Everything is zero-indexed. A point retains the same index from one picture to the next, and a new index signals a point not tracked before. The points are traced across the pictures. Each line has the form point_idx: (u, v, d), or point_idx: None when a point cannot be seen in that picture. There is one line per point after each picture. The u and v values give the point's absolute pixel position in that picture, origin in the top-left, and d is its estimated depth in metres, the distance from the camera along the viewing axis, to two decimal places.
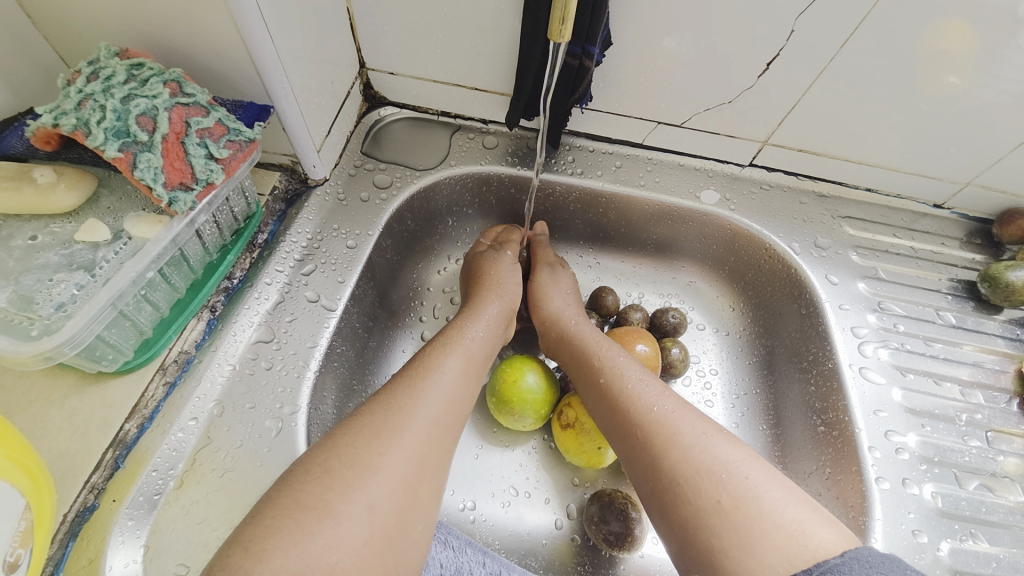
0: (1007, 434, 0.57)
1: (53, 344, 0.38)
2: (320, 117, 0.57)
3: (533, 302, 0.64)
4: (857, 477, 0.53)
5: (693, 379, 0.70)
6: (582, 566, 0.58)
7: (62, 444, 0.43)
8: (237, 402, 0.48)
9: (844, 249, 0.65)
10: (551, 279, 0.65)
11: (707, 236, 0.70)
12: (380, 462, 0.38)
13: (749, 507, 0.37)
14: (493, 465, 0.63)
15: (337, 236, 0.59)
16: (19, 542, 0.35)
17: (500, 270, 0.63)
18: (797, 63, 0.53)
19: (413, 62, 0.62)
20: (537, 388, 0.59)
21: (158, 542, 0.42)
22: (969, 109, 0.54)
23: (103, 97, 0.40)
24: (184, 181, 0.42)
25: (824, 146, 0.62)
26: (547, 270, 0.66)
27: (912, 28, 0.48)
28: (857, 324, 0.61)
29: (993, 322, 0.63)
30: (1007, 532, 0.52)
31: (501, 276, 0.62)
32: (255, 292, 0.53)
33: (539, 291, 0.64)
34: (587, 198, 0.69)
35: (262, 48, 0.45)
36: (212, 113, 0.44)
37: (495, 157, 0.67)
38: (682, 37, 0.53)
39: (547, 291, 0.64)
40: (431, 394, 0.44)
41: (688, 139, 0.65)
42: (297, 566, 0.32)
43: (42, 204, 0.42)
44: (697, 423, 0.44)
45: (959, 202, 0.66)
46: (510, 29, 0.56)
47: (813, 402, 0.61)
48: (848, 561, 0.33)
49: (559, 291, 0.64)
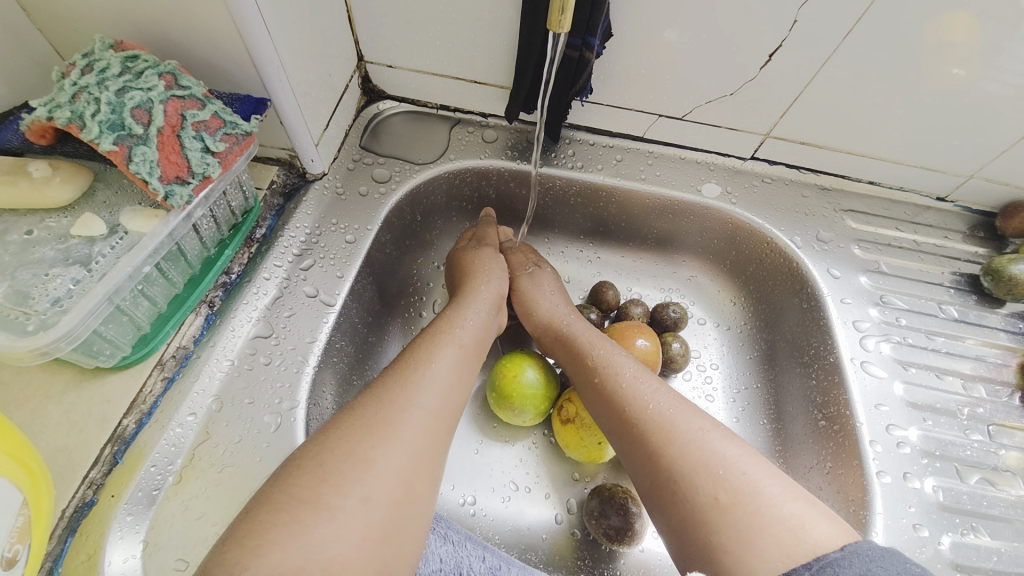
0: (1009, 428, 0.57)
1: (49, 339, 0.37)
2: (318, 111, 0.56)
3: (519, 305, 0.63)
4: (858, 471, 0.53)
5: (693, 374, 0.70)
6: (582, 560, 0.58)
7: (60, 440, 0.43)
8: (236, 397, 0.48)
9: (847, 243, 0.65)
10: (532, 284, 0.64)
11: (708, 230, 0.69)
12: (374, 455, 0.38)
13: (747, 502, 0.37)
14: (493, 460, 0.63)
15: (336, 231, 0.59)
16: (17, 537, 0.34)
17: (486, 262, 0.62)
18: (799, 55, 0.53)
19: (412, 55, 0.61)
20: (537, 383, 0.59)
21: (157, 537, 0.42)
22: (974, 101, 0.53)
23: (97, 89, 0.39)
24: (180, 175, 0.42)
25: (827, 139, 0.62)
26: (529, 273, 0.65)
27: (916, 19, 0.47)
28: (859, 318, 0.60)
29: (996, 315, 0.63)
30: (1009, 526, 0.52)
31: (488, 264, 0.62)
32: (253, 287, 0.53)
33: (528, 288, 0.63)
34: (587, 192, 0.68)
35: (259, 41, 0.44)
36: (208, 106, 0.43)
37: (494, 150, 0.67)
38: (684, 29, 0.53)
39: (531, 295, 0.63)
40: (422, 385, 0.44)
41: (689, 132, 0.65)
42: (295, 562, 0.31)
43: (38, 198, 0.42)
44: (695, 419, 0.44)
45: (963, 195, 0.65)
46: (510, 21, 0.55)
47: (814, 396, 0.60)
48: (849, 555, 0.33)
49: (545, 292, 0.63)
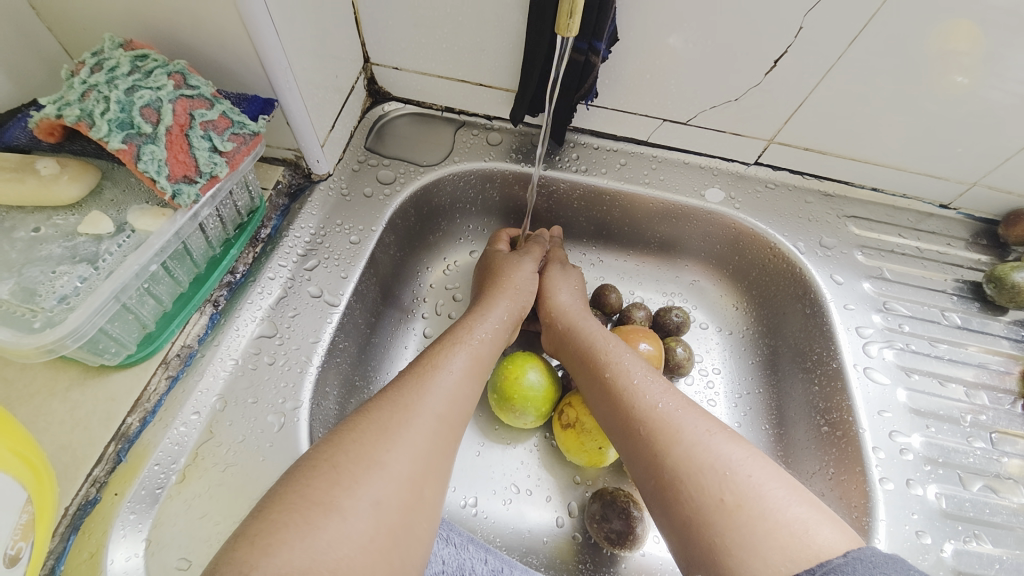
0: (1011, 436, 0.57)
1: (54, 337, 0.37)
2: (324, 112, 0.56)
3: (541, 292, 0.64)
4: (862, 477, 0.53)
5: (696, 378, 0.70)
6: (583, 564, 0.58)
7: (63, 437, 0.43)
8: (239, 397, 0.48)
9: (850, 249, 0.65)
10: (560, 276, 0.65)
11: (711, 235, 0.69)
12: (386, 459, 0.38)
13: (751, 506, 0.37)
14: (494, 463, 0.63)
15: (341, 231, 0.59)
16: (20, 535, 0.34)
17: (515, 277, 0.61)
18: (803, 61, 0.53)
19: (418, 58, 0.62)
20: (539, 386, 0.59)
21: (159, 536, 0.42)
22: (976, 110, 0.53)
23: (106, 88, 0.39)
24: (188, 174, 0.42)
25: (830, 145, 0.62)
26: (558, 268, 0.65)
27: (919, 28, 0.48)
28: (862, 324, 0.60)
29: (998, 322, 0.63)
30: (1011, 533, 0.52)
31: (514, 276, 0.61)
32: (258, 287, 0.53)
33: (556, 279, 0.64)
34: (590, 196, 0.68)
35: (266, 41, 0.44)
36: (216, 105, 0.44)
37: (499, 153, 0.67)
38: (688, 34, 0.53)
39: (551, 288, 0.63)
40: (434, 390, 0.44)
41: (693, 137, 0.65)
42: (302, 561, 0.31)
43: (45, 196, 0.42)
44: (701, 421, 0.44)
45: (966, 203, 0.65)
46: (516, 25, 0.55)
47: (817, 402, 0.60)
48: (852, 560, 0.33)
49: (566, 287, 0.64)
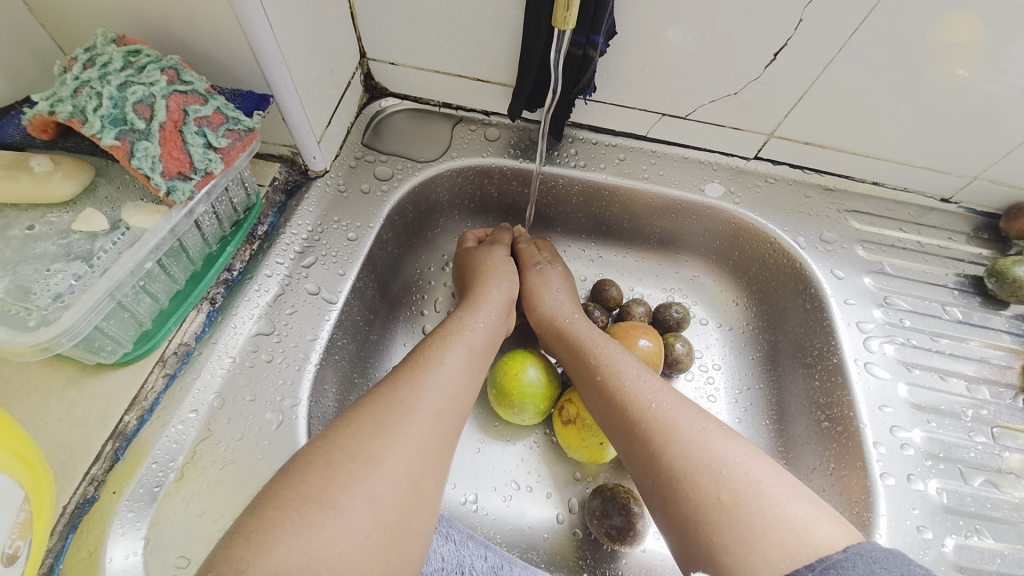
0: (1012, 431, 0.57)
1: (50, 335, 0.37)
2: (320, 108, 0.56)
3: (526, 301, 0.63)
4: (863, 473, 0.53)
5: (695, 375, 0.69)
6: (583, 560, 0.58)
7: (61, 436, 0.43)
8: (237, 395, 0.48)
9: (851, 244, 0.64)
10: (540, 279, 0.63)
11: (710, 230, 0.69)
12: (382, 454, 0.38)
13: (750, 503, 0.37)
14: (494, 459, 0.63)
15: (338, 228, 0.59)
16: (17, 534, 0.34)
17: (495, 263, 0.62)
18: (804, 55, 0.52)
19: (415, 53, 0.61)
20: (538, 382, 0.58)
21: (157, 535, 0.42)
22: (977, 103, 0.53)
23: (99, 84, 0.39)
24: (182, 171, 0.41)
25: (831, 139, 0.61)
26: (536, 270, 0.64)
27: (921, 20, 0.47)
28: (862, 319, 0.60)
29: (999, 317, 0.62)
30: (1012, 528, 0.52)
31: (499, 265, 0.62)
32: (255, 284, 0.53)
33: (536, 284, 0.63)
34: (589, 191, 0.68)
35: (261, 37, 0.44)
36: (210, 101, 0.43)
37: (497, 149, 0.67)
38: (687, 28, 0.52)
39: (540, 288, 0.62)
40: (431, 386, 0.44)
41: (693, 131, 0.64)
42: (299, 559, 0.31)
43: (39, 193, 0.42)
44: (697, 419, 0.44)
45: (967, 197, 0.65)
46: (513, 19, 0.55)
47: (818, 397, 0.60)
48: (852, 556, 0.33)
49: (551, 289, 0.62)
